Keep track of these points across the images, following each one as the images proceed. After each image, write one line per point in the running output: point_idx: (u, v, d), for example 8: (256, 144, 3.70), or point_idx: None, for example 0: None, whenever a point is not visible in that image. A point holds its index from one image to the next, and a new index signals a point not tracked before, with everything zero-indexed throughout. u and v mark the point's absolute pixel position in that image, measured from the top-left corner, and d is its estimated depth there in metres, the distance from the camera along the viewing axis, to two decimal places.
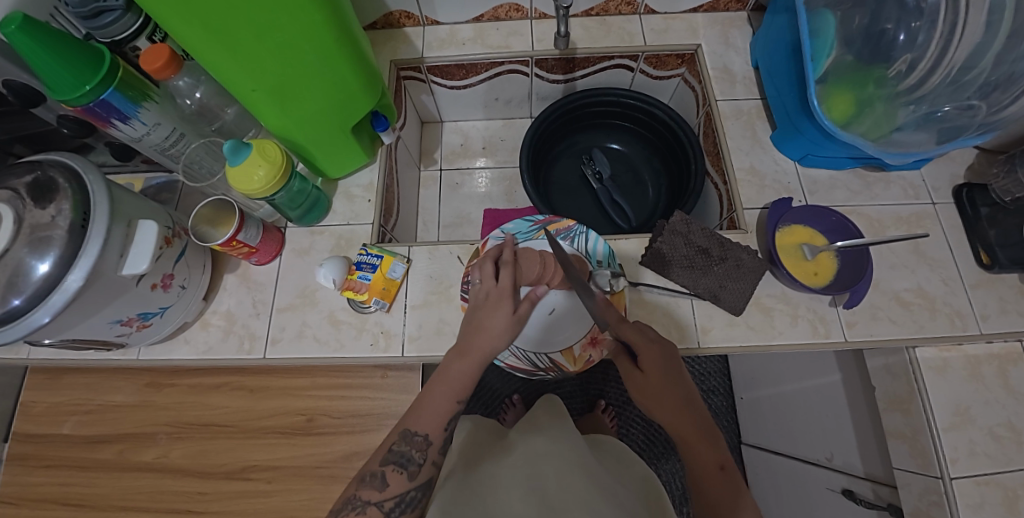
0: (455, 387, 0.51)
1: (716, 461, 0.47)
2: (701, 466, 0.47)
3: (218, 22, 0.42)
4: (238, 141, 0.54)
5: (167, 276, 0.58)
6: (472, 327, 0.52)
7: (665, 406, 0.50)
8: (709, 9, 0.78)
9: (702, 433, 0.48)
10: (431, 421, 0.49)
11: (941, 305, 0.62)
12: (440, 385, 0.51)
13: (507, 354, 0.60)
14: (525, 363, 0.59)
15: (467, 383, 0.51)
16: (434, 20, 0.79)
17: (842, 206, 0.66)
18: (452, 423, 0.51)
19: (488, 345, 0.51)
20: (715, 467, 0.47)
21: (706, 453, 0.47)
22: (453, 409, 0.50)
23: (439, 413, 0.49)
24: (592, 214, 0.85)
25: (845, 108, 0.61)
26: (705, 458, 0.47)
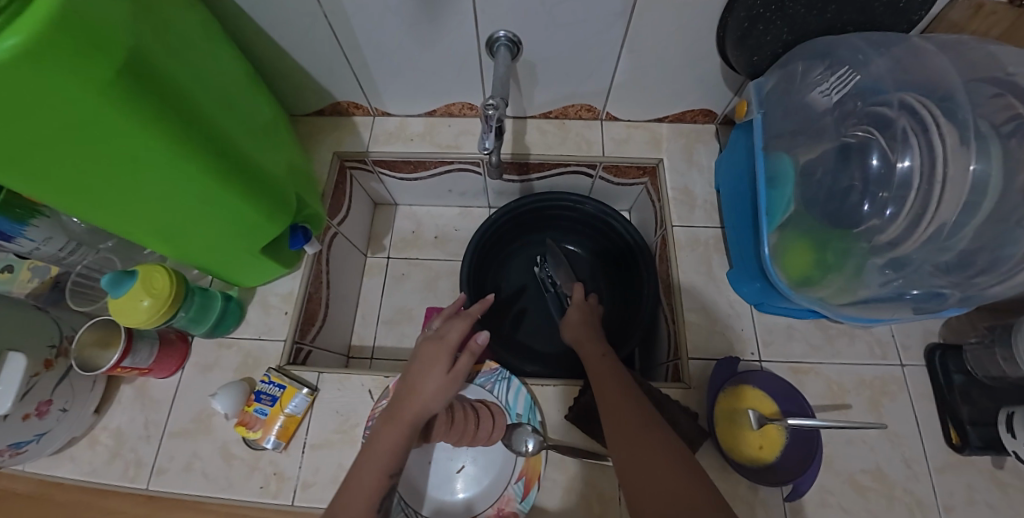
0: (382, 459, 0.45)
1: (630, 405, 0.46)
2: (616, 410, 0.46)
3: (72, 186, 0.38)
4: (121, 272, 0.50)
5: (44, 403, 0.53)
6: (407, 389, 0.50)
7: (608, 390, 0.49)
8: (675, 120, 0.73)
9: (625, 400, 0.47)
10: (356, 503, 0.42)
11: (902, 493, 0.55)
12: (368, 458, 0.45)
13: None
14: None
15: (397, 453, 0.45)
16: (384, 111, 0.75)
17: (798, 363, 0.60)
18: (385, 504, 0.44)
19: (423, 405, 0.48)
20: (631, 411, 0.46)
21: (625, 400, 0.47)
22: (384, 486, 0.44)
23: (365, 491, 0.42)
24: (541, 324, 0.79)
25: (803, 265, 0.55)
26: (621, 403, 0.47)
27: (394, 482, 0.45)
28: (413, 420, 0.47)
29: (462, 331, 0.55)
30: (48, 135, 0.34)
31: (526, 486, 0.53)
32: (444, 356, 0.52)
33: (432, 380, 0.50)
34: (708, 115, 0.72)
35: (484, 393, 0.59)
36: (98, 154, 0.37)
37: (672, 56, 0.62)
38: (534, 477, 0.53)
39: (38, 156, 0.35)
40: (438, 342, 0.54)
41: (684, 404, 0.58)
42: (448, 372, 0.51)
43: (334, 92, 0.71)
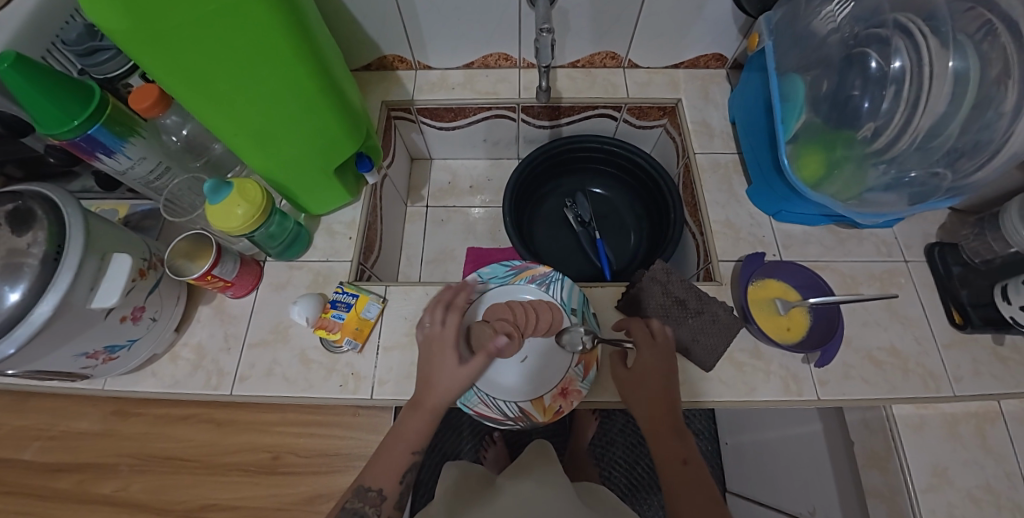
0: (409, 439, 0.51)
1: (680, 454, 0.50)
2: (665, 458, 0.51)
3: (197, 74, 0.43)
4: (220, 180, 0.55)
5: (138, 309, 0.57)
6: (423, 381, 0.53)
7: (657, 421, 0.53)
8: (690, 65, 0.82)
9: (673, 429, 0.52)
10: (384, 472, 0.50)
11: (914, 365, 0.63)
12: (393, 441, 0.52)
13: (477, 401, 0.60)
14: (495, 412, 0.60)
15: (423, 435, 0.51)
16: (426, 65, 0.82)
17: (815, 261, 0.67)
18: (408, 475, 0.52)
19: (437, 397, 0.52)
20: (678, 461, 0.50)
21: (671, 447, 0.51)
22: (408, 459, 0.51)
23: (393, 464, 0.51)
24: (575, 257, 0.86)
25: (815, 168, 0.63)
26: (670, 450, 0.51)
27: (415, 457, 0.52)
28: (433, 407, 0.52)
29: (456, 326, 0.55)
30: (198, 22, 0.39)
31: (586, 367, 0.61)
32: (449, 349, 0.54)
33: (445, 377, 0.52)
34: (719, 59, 0.81)
35: (541, 293, 0.66)
36: (229, 47, 0.42)
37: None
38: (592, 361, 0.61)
39: (181, 41, 0.40)
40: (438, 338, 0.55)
41: (720, 298, 0.64)
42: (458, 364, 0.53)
43: (383, 45, 0.78)
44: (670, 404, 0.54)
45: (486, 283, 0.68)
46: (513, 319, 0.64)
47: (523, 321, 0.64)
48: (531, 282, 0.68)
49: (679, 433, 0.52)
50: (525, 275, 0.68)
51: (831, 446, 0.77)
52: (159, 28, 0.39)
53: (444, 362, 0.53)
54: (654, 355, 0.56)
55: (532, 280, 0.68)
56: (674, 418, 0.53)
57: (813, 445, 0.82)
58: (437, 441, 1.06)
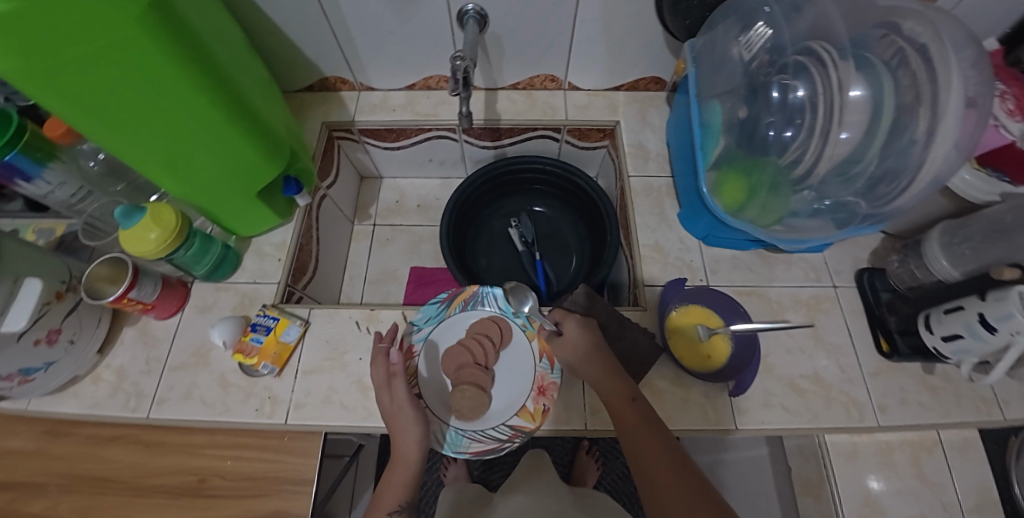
0: (393, 493, 0.54)
1: (629, 395, 0.51)
2: (613, 399, 0.51)
3: (97, 105, 0.44)
4: (132, 206, 0.56)
5: (53, 332, 0.57)
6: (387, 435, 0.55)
7: (597, 372, 0.53)
8: (630, 88, 0.83)
9: (613, 371, 0.53)
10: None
11: (837, 393, 0.62)
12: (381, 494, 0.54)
13: (469, 441, 0.59)
14: (490, 442, 0.59)
15: (401, 489, 0.54)
16: (369, 86, 0.83)
17: (742, 287, 0.67)
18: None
19: (402, 445, 0.55)
20: (625, 398, 0.51)
21: (617, 387, 0.51)
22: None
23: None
24: (517, 278, 0.86)
25: (736, 193, 0.62)
26: (616, 391, 0.51)
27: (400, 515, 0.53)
28: (401, 456, 0.55)
29: (380, 368, 0.57)
30: (89, 56, 0.40)
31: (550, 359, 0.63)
32: (382, 393, 0.56)
33: (390, 423, 0.55)
34: (658, 82, 0.81)
35: (481, 314, 0.67)
36: (124, 79, 0.43)
37: (621, 25, 0.71)
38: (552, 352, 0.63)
39: (77, 76, 0.41)
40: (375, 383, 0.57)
41: (643, 324, 0.64)
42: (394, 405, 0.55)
43: (322, 67, 0.79)
44: (604, 356, 0.54)
45: (423, 330, 0.65)
46: (473, 359, 0.63)
47: (483, 357, 0.64)
48: (467, 307, 0.67)
49: (622, 376, 0.52)
50: (458, 301, 0.67)
51: (771, 472, 0.76)
52: (47, 68, 0.39)
53: (382, 402, 0.56)
54: (578, 334, 0.56)
55: (466, 304, 0.68)
56: (611, 362, 0.54)
57: (757, 471, 0.81)
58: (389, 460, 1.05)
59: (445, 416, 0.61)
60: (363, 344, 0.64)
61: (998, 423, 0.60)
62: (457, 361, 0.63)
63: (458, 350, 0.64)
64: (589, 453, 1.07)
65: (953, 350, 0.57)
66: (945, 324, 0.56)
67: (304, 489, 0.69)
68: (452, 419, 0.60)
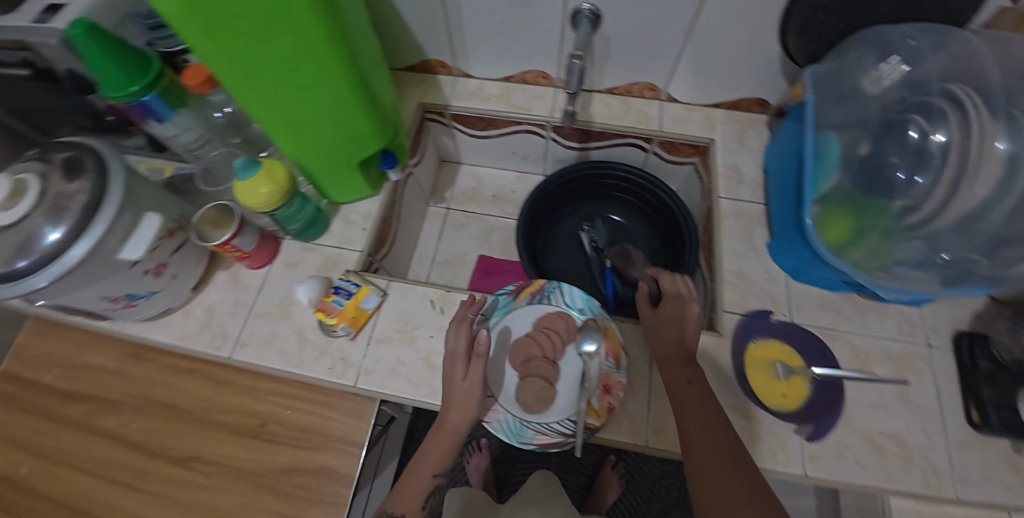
0: (432, 462, 0.55)
1: (684, 376, 0.51)
2: (671, 381, 0.51)
3: (242, 60, 0.47)
4: (251, 158, 0.59)
5: (161, 265, 0.62)
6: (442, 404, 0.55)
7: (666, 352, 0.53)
8: (731, 107, 0.80)
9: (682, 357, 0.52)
10: (410, 498, 0.54)
11: (917, 458, 0.58)
12: (419, 461, 0.55)
13: (534, 432, 0.58)
14: (554, 436, 0.57)
15: (443, 458, 0.54)
16: (467, 73, 0.84)
17: (829, 330, 0.64)
18: (430, 500, 0.55)
19: (457, 418, 0.54)
20: (683, 381, 0.51)
21: (676, 371, 0.52)
22: (431, 483, 0.54)
23: (416, 491, 0.54)
24: (584, 282, 0.85)
25: (841, 232, 0.59)
26: (675, 374, 0.51)
27: (439, 481, 0.55)
28: (454, 428, 0.54)
29: (465, 339, 0.56)
30: (248, 14, 0.42)
31: (617, 358, 0.60)
32: (460, 365, 0.55)
33: (453, 395, 0.54)
34: (762, 104, 0.78)
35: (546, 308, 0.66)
36: (271, 41, 0.45)
37: (737, 42, 0.69)
38: (619, 350, 0.61)
39: (235, 31, 0.43)
40: (450, 352, 0.56)
41: (717, 351, 0.62)
42: (467, 380, 0.54)
43: (427, 49, 0.81)
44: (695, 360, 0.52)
45: (491, 320, 0.65)
46: (541, 353, 0.62)
47: (552, 350, 0.62)
48: (533, 301, 0.66)
49: (688, 359, 0.52)
50: (525, 294, 0.66)
51: None
52: (210, 20, 0.42)
53: (454, 375, 0.55)
54: (675, 315, 0.55)
55: (533, 298, 0.66)
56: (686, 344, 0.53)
57: None
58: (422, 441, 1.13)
59: (512, 407, 0.59)
60: (434, 323, 0.66)
61: None
62: (526, 353, 0.62)
63: (526, 342, 0.63)
64: (614, 467, 1.06)
65: None
66: None
67: (354, 451, 0.72)
68: (517, 411, 0.59)
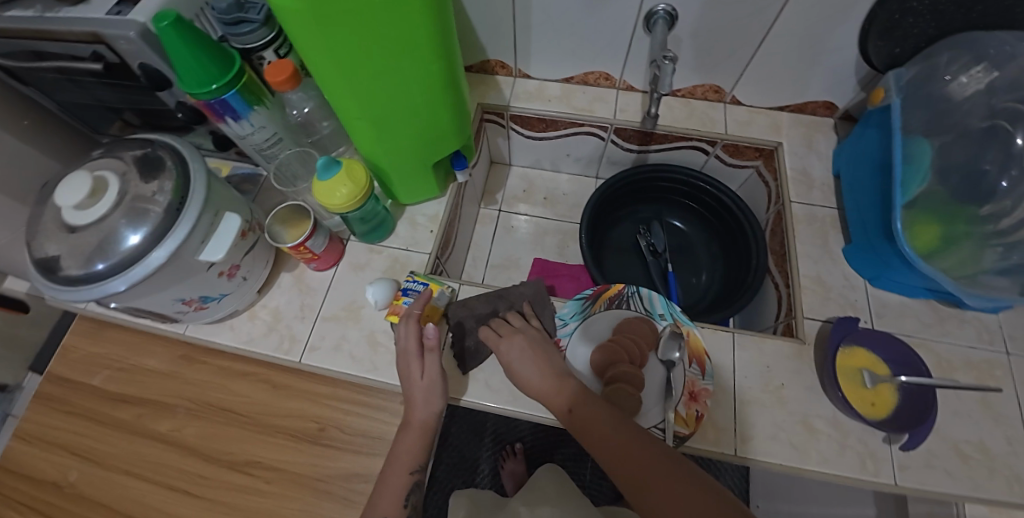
0: (407, 459, 0.53)
1: (564, 408, 0.49)
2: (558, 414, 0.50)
3: (347, 58, 0.45)
4: (332, 159, 0.58)
5: (234, 267, 0.60)
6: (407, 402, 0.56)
7: (541, 385, 0.53)
8: (796, 110, 0.79)
9: (558, 380, 0.52)
10: (388, 502, 0.51)
11: (1004, 467, 0.57)
12: (397, 457, 0.54)
13: None
14: None
15: (418, 451, 0.54)
16: (526, 73, 0.83)
17: (910, 336, 0.63)
18: (411, 498, 0.52)
19: (425, 414, 0.55)
20: (565, 411, 0.49)
21: (559, 400, 0.50)
22: (408, 480, 0.52)
23: (395, 488, 0.52)
24: (644, 286, 0.84)
25: (930, 239, 0.59)
26: (558, 405, 0.50)
27: (416, 477, 0.53)
28: (423, 423, 0.55)
29: (414, 337, 0.57)
30: (372, 12, 0.41)
31: (701, 365, 0.59)
32: (413, 363, 0.57)
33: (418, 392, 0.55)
34: (830, 108, 0.77)
35: (626, 313, 0.66)
36: (381, 39, 0.44)
37: (815, 44, 0.68)
38: (703, 358, 0.60)
39: (349, 30, 0.42)
40: (410, 353, 0.57)
41: (801, 357, 0.61)
42: (433, 374, 0.56)
43: (488, 49, 0.80)
44: (567, 382, 0.51)
45: (568, 325, 0.65)
46: (628, 360, 0.59)
47: (634, 355, 0.60)
48: (612, 306, 0.66)
49: (560, 378, 0.52)
50: (603, 298, 0.67)
51: None
52: (330, 14, 0.40)
53: (412, 374, 0.56)
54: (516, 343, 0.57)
55: (611, 303, 0.66)
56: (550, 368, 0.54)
57: None
58: (458, 444, 1.12)
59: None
60: None
61: None
62: (610, 359, 0.60)
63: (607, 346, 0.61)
64: None
65: None
66: None
67: None
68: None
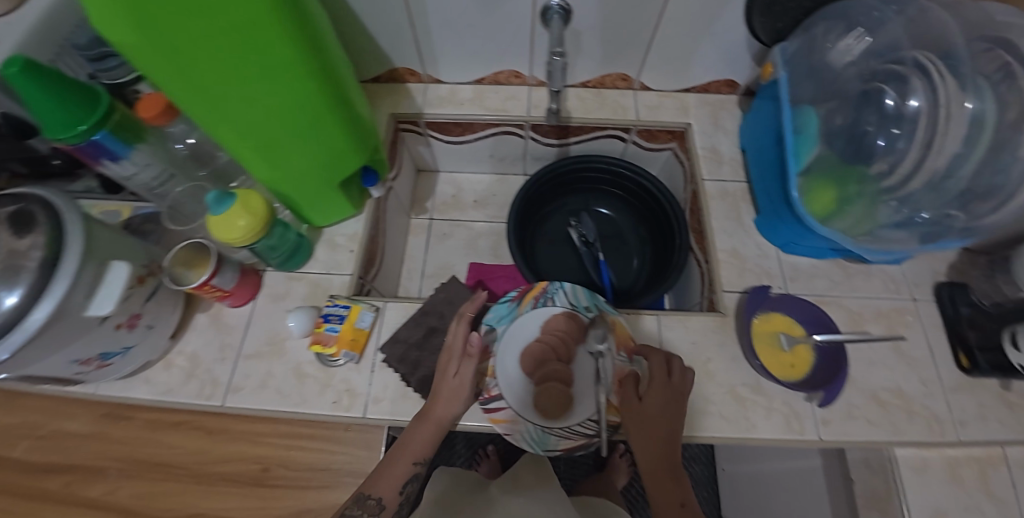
0: (414, 449, 0.53)
1: (678, 499, 0.51)
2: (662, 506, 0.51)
3: (206, 86, 0.43)
4: (223, 191, 0.55)
5: (134, 316, 0.57)
6: (434, 392, 0.56)
7: (656, 468, 0.52)
8: (701, 90, 0.81)
9: (671, 473, 0.52)
10: (386, 484, 0.52)
11: (919, 408, 0.61)
12: (403, 446, 0.54)
13: (556, 440, 0.58)
14: (576, 440, 0.58)
15: (424, 446, 0.54)
16: (437, 78, 0.82)
17: (821, 296, 0.66)
18: (408, 486, 0.53)
19: (446, 410, 0.55)
20: (677, 505, 0.51)
21: (667, 492, 0.51)
22: (410, 469, 0.52)
23: (396, 476, 0.52)
24: (579, 277, 0.85)
25: (827, 203, 0.61)
26: (666, 497, 0.51)
27: (417, 468, 0.53)
28: (443, 419, 0.55)
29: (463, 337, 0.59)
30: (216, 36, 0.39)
31: (629, 352, 0.61)
32: (453, 362, 0.58)
33: (449, 386, 0.56)
34: (731, 85, 0.80)
35: (550, 311, 0.65)
36: (238, 62, 0.42)
37: (706, 26, 0.70)
38: (630, 345, 0.61)
39: (199, 58, 0.40)
40: (456, 351, 0.59)
41: (723, 330, 0.63)
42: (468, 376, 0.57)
43: (394, 57, 0.78)
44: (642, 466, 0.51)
45: (497, 329, 0.64)
46: (556, 358, 0.62)
47: (563, 352, 0.63)
48: (538, 304, 0.66)
49: (675, 473, 0.52)
50: (528, 298, 0.66)
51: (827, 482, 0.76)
52: (168, 44, 0.38)
53: (448, 374, 0.57)
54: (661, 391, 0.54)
55: (536, 301, 0.66)
56: (672, 457, 0.52)
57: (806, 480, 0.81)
58: None
59: (532, 416, 0.58)
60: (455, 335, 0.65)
61: None
62: (538, 359, 0.62)
63: (537, 348, 0.62)
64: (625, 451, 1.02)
65: None
66: None
67: None
68: (537, 419, 0.59)
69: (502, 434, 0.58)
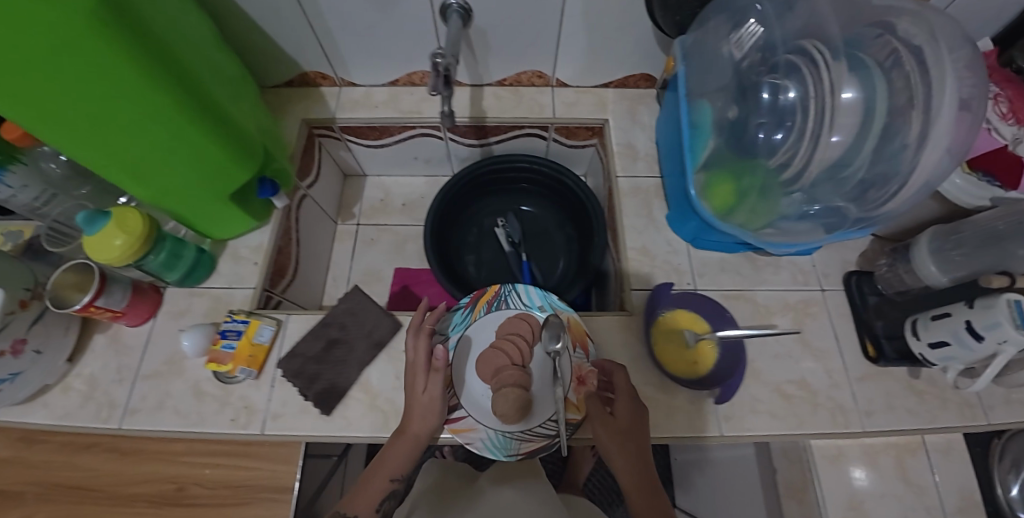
0: (391, 468, 0.53)
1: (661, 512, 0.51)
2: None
3: (43, 105, 0.41)
4: (95, 211, 0.53)
5: (18, 343, 0.55)
6: (409, 407, 0.54)
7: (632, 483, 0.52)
8: (619, 85, 0.81)
9: (646, 487, 0.52)
10: (363, 502, 0.53)
11: (823, 400, 0.61)
12: (380, 463, 0.53)
13: (517, 445, 0.58)
14: (538, 442, 0.58)
15: (403, 465, 0.53)
16: (351, 81, 0.80)
17: (728, 291, 0.66)
18: (385, 503, 0.54)
19: (423, 427, 0.53)
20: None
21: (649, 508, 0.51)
22: (385, 487, 0.53)
23: (372, 495, 0.53)
24: (504, 278, 0.84)
25: (725, 197, 0.60)
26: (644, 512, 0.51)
27: (394, 484, 0.54)
28: (418, 437, 0.53)
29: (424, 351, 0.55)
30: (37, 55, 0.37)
31: (585, 348, 0.61)
32: (419, 377, 0.55)
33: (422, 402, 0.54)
34: (648, 79, 0.79)
35: (504, 313, 0.65)
36: (73, 81, 0.40)
37: (612, 20, 0.68)
38: (586, 341, 0.61)
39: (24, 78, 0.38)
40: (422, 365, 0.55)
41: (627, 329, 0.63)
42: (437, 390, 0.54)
43: (301, 61, 0.76)
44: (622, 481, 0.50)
45: (452, 337, 0.64)
46: (510, 361, 0.60)
47: (519, 356, 0.60)
48: (491, 308, 0.65)
49: (655, 489, 0.52)
50: (481, 303, 0.66)
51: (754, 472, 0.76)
52: None
53: (416, 388, 0.54)
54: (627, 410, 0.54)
55: (489, 305, 0.65)
56: (649, 469, 0.53)
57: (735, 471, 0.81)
58: None
59: (492, 423, 0.58)
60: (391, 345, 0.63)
61: (981, 428, 0.60)
62: (494, 365, 0.60)
63: (493, 354, 0.60)
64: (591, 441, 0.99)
65: (940, 357, 0.55)
66: (931, 330, 0.55)
67: (282, 497, 0.69)
68: (495, 424, 0.58)
69: (463, 444, 0.57)
